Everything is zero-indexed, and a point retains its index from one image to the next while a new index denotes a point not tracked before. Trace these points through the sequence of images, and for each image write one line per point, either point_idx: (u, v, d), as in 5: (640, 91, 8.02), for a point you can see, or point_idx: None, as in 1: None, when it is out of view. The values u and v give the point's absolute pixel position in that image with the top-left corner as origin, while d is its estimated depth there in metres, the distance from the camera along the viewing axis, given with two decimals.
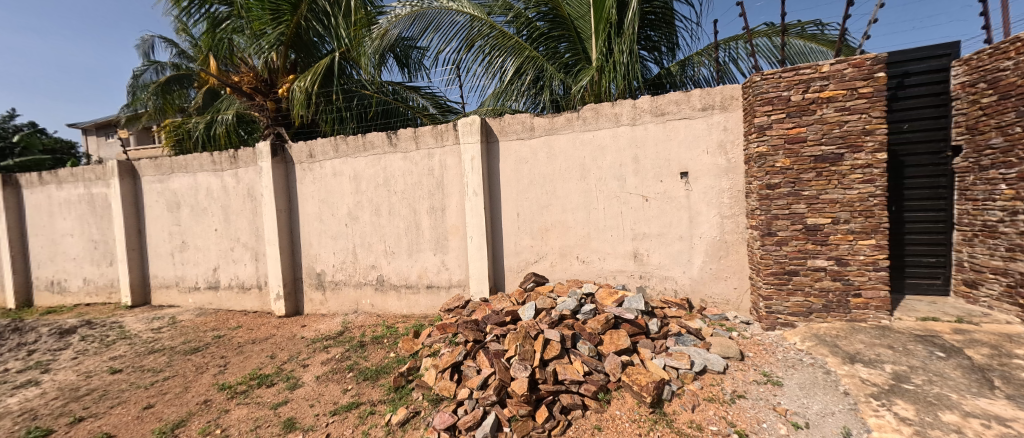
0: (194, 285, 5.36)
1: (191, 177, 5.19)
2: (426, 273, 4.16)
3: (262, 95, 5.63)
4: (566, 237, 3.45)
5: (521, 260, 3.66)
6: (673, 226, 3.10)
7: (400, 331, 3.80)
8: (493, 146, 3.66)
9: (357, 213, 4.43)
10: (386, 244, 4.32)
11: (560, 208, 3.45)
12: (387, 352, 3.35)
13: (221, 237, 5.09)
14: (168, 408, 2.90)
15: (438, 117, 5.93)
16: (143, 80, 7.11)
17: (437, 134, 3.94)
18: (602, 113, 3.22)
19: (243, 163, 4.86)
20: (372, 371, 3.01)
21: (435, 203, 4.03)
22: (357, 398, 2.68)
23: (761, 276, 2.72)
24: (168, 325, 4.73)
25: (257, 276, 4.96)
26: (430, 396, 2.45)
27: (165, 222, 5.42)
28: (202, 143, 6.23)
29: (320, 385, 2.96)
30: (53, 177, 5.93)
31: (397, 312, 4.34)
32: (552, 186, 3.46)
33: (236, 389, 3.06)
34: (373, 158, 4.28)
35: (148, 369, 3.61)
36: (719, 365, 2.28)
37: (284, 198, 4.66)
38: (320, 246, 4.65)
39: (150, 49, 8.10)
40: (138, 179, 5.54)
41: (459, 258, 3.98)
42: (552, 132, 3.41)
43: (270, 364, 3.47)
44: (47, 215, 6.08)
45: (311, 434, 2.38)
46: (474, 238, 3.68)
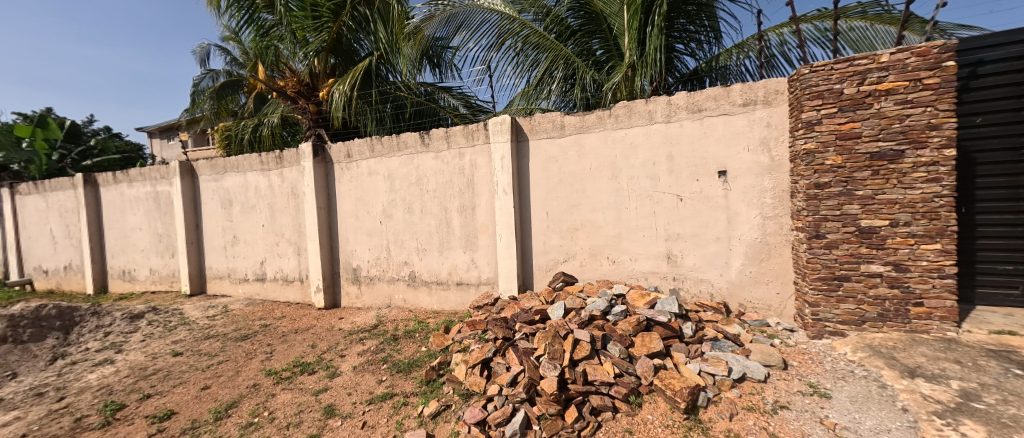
0: (244, 277, 5.76)
1: (241, 176, 5.57)
2: (456, 270, 4.24)
3: (304, 99, 6.01)
4: (597, 237, 3.40)
5: (550, 259, 3.65)
6: (709, 227, 2.98)
7: (431, 326, 3.90)
8: (523, 145, 3.67)
9: (391, 211, 4.59)
10: (418, 241, 4.44)
11: (590, 207, 3.41)
12: (419, 346, 3.46)
13: (268, 232, 5.42)
14: (221, 390, 3.14)
15: (469, 117, 6.02)
16: (201, 87, 7.70)
17: (468, 134, 4.00)
18: (635, 110, 3.14)
19: (288, 163, 5.15)
20: (405, 364, 3.11)
21: (465, 202, 4.10)
22: (391, 389, 2.78)
23: (806, 281, 2.56)
24: (221, 313, 5.11)
25: (299, 269, 5.25)
26: (460, 391, 2.50)
27: (219, 218, 5.85)
28: (251, 145, 6.69)
29: (356, 375, 3.10)
30: (124, 176, 6.55)
31: (428, 307, 4.45)
32: (582, 185, 3.42)
33: (281, 375, 3.27)
34: (407, 158, 4.41)
35: (205, 353, 3.92)
36: (760, 373, 2.17)
37: (323, 196, 4.90)
38: (357, 242, 4.85)
39: (207, 58, 8.76)
40: (196, 178, 6.00)
41: (488, 256, 4.02)
42: (583, 131, 3.37)
43: (311, 353, 3.67)
44: (120, 210, 6.72)
45: (347, 421, 2.50)
46: (503, 236, 3.71)
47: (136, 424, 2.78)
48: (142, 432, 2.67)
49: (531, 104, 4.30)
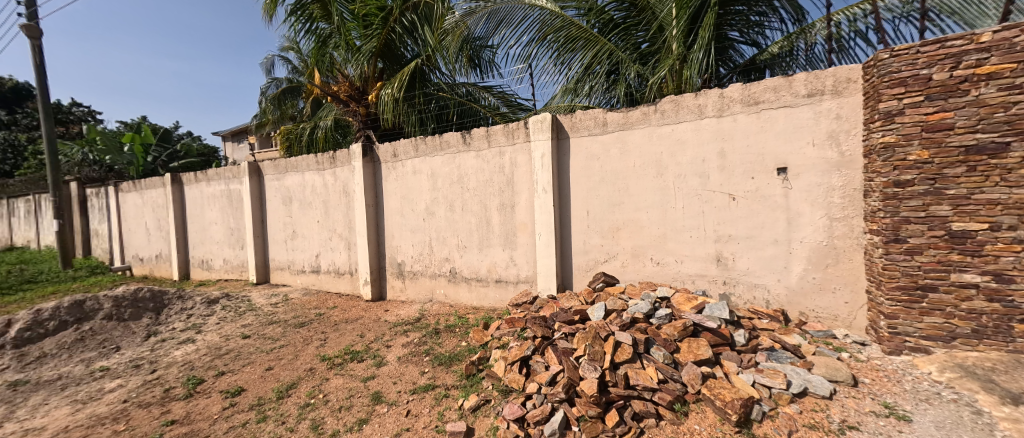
0: (301, 269, 6.21)
1: (300, 175, 6.00)
2: (495, 268, 4.28)
3: (355, 102, 6.32)
4: (640, 237, 3.29)
5: (591, 259, 3.58)
6: (766, 229, 2.78)
7: (471, 322, 3.98)
8: (563, 143, 3.63)
9: (433, 208, 4.73)
10: (459, 238, 4.55)
11: (633, 206, 3.30)
12: (459, 341, 3.54)
13: (322, 228, 5.80)
14: (283, 371, 3.42)
15: (509, 116, 6.06)
16: (266, 94, 8.38)
17: (508, 133, 4.02)
18: (683, 104, 2.99)
19: (340, 163, 5.48)
20: (446, 358, 3.20)
21: (505, 200, 4.13)
22: (433, 381, 2.87)
23: (882, 290, 2.30)
24: (282, 301, 5.56)
25: (349, 263, 5.57)
26: (499, 386, 2.53)
27: (280, 214, 6.35)
28: (308, 146, 7.18)
29: (401, 365, 3.24)
30: (203, 176, 7.32)
31: (468, 303, 4.55)
32: (625, 183, 3.32)
33: (333, 361, 3.49)
34: (449, 157, 4.52)
35: (269, 337, 4.29)
36: (825, 389, 1.98)
37: (372, 194, 5.16)
38: (401, 238, 5.06)
39: (272, 67, 9.52)
40: (261, 178, 6.56)
41: (527, 255, 4.02)
42: (627, 127, 3.26)
43: (360, 342, 3.88)
44: (200, 206, 7.51)
45: (392, 408, 2.61)
46: (542, 235, 3.71)
47: (212, 397, 3.10)
48: (216, 405, 2.97)
49: (572, 101, 4.26)
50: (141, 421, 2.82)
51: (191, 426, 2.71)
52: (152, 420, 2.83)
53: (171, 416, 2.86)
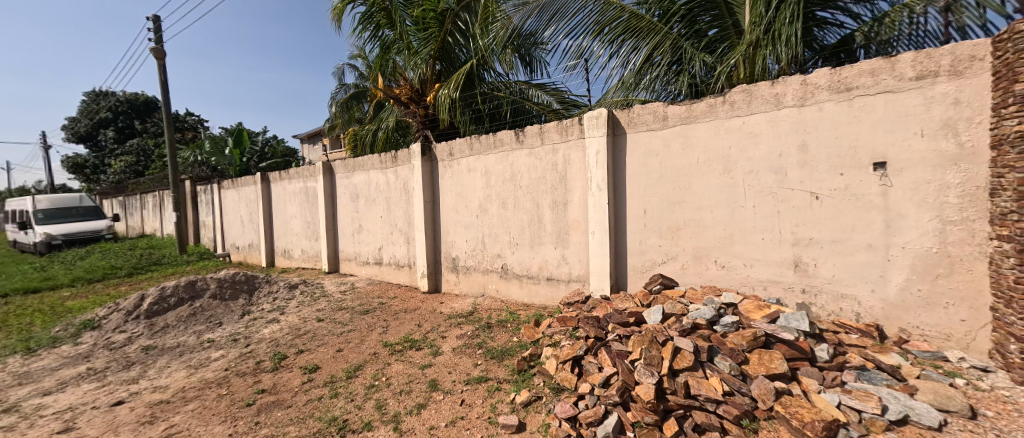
0: (366, 260, 6.69)
1: (366, 173, 6.45)
2: (547, 265, 4.27)
3: (415, 104, 6.67)
4: (703, 238, 3.08)
5: (647, 260, 3.43)
6: (856, 232, 2.46)
7: (522, 318, 4.02)
8: (620, 139, 3.51)
9: (486, 206, 4.82)
10: (511, 235, 4.59)
11: (696, 205, 3.09)
12: (511, 336, 3.59)
13: (385, 223, 6.19)
14: (351, 353, 3.71)
15: (562, 112, 5.99)
16: (335, 99, 9.05)
17: (562, 129, 3.98)
18: (756, 95, 2.74)
19: (401, 161, 5.79)
20: (498, 352, 3.27)
21: (557, 198, 4.09)
22: (485, 373, 2.94)
23: (1014, 308, 1.92)
24: (350, 290, 6.03)
25: (408, 256, 5.88)
26: (550, 384, 2.53)
27: (348, 209, 6.88)
28: (372, 146, 7.68)
29: (456, 356, 3.36)
30: (285, 175, 8.15)
31: (519, 300, 4.58)
32: (687, 181, 3.12)
33: (395, 347, 3.72)
34: (502, 155, 4.58)
35: (339, 322, 4.68)
36: (933, 420, 1.71)
37: (429, 191, 5.40)
38: (456, 234, 5.23)
39: (342, 75, 10.30)
40: (333, 176, 7.15)
41: (580, 253, 3.95)
42: (690, 121, 3.06)
43: (418, 331, 4.10)
44: (282, 202, 8.38)
45: (448, 396, 2.72)
46: (596, 233, 3.65)
47: (293, 372, 3.46)
48: (297, 379, 3.31)
49: (628, 95, 4.10)
50: (239, 388, 3.23)
51: (277, 396, 3.04)
52: (246, 388, 3.23)
53: (261, 385, 3.24)
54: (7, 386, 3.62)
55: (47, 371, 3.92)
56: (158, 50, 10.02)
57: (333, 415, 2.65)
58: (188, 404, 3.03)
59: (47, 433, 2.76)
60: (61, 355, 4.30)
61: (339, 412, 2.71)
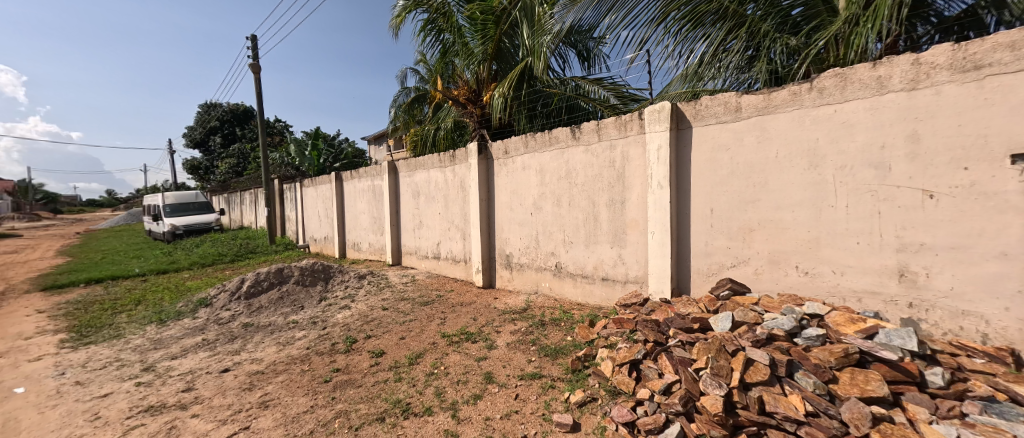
0: (425, 254, 7.02)
1: (426, 172, 6.77)
2: (602, 265, 4.16)
3: (472, 104, 6.90)
4: (781, 240, 2.81)
5: (714, 263, 3.21)
6: (983, 237, 2.04)
7: (576, 317, 3.96)
8: (684, 134, 3.31)
9: (541, 203, 4.82)
10: (565, 234, 4.54)
11: (773, 204, 2.82)
12: (565, 335, 3.56)
13: (443, 219, 6.45)
14: (413, 342, 3.93)
15: (620, 108, 5.78)
16: (398, 102, 9.58)
17: (620, 125, 3.83)
18: (852, 79, 2.41)
19: (459, 160, 5.98)
20: (552, 349, 3.26)
21: (614, 196, 3.96)
22: (539, 370, 2.94)
23: None
24: (411, 281, 6.39)
25: (464, 251, 6.08)
26: (606, 386, 2.46)
27: (410, 206, 7.27)
28: (432, 146, 8.04)
29: (510, 351, 3.41)
30: (356, 174, 8.83)
31: (572, 299, 4.52)
32: (763, 177, 2.86)
33: (452, 339, 3.86)
34: (558, 152, 4.54)
35: (401, 311, 4.97)
36: None
37: (485, 189, 5.53)
38: (510, 231, 5.29)
39: (405, 78, 10.88)
40: (396, 175, 7.61)
41: (638, 254, 3.79)
42: (768, 112, 2.79)
43: (473, 324, 4.22)
44: (353, 199, 9.10)
45: (503, 389, 2.77)
46: (656, 233, 3.49)
47: (362, 354, 3.75)
48: (366, 361, 3.58)
49: (694, 87, 3.86)
50: (318, 365, 3.58)
51: (349, 375, 3.31)
52: (324, 366, 3.56)
53: (336, 365, 3.55)
54: (146, 349, 4.37)
55: (173, 339, 4.66)
56: (256, 65, 11.40)
57: (398, 398, 2.83)
58: (278, 376, 3.42)
59: (174, 391, 3.28)
60: (183, 327, 5.09)
61: (402, 395, 2.88)
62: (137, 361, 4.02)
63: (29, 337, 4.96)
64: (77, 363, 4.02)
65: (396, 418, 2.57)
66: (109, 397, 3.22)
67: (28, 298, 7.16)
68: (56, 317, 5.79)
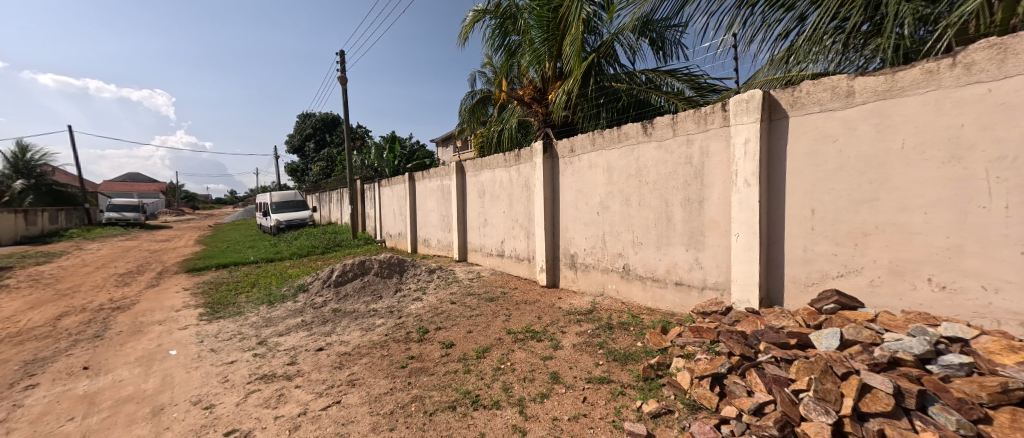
0: (490, 252, 7.19)
1: (491, 172, 6.93)
2: (675, 269, 3.89)
3: (537, 103, 6.97)
4: (906, 247, 2.38)
5: (815, 272, 2.83)
6: None
7: (646, 323, 3.76)
8: (778, 125, 2.97)
9: (608, 202, 4.66)
10: (635, 234, 4.34)
11: (896, 204, 2.40)
12: (635, 340, 3.40)
13: (507, 218, 6.56)
14: (479, 336, 4.06)
15: (697, 99, 5.52)
16: (464, 105, 9.93)
17: (699, 118, 3.55)
18: (1016, 49, 1.93)
19: (523, 159, 6.03)
20: (621, 355, 3.13)
21: (689, 195, 3.69)
22: (608, 375, 2.84)
23: None
24: (477, 278, 6.60)
25: (528, 250, 6.11)
26: (683, 399, 2.29)
27: (476, 205, 7.51)
28: (497, 146, 8.22)
29: (576, 352, 3.36)
30: (427, 174, 9.36)
31: (641, 303, 4.31)
32: (883, 173, 2.44)
33: (517, 336, 3.91)
34: (628, 149, 4.34)
35: (468, 306, 5.15)
36: None
37: (550, 188, 5.50)
38: (575, 230, 5.20)
39: (472, 82, 11.28)
40: (463, 175, 7.90)
41: (718, 258, 3.48)
42: (890, 96, 2.38)
43: (538, 323, 4.23)
44: (424, 198, 9.64)
45: (570, 391, 2.72)
46: (741, 236, 3.17)
47: (433, 345, 3.96)
48: (437, 351, 3.77)
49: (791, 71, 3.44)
50: (395, 351, 3.86)
51: (422, 363, 3.52)
52: (400, 353, 3.83)
53: (411, 352, 3.80)
54: (260, 325, 5.09)
55: (279, 318, 5.37)
56: (343, 77, 12.67)
57: (467, 389, 2.93)
58: (362, 358, 3.75)
59: (282, 363, 3.77)
60: (287, 308, 5.85)
61: (471, 386, 2.98)
62: (253, 335, 4.69)
63: (177, 310, 6.07)
64: (212, 333, 4.82)
65: (466, 408, 2.67)
66: (234, 364, 3.81)
67: (176, 278, 8.75)
68: (195, 295, 7.00)
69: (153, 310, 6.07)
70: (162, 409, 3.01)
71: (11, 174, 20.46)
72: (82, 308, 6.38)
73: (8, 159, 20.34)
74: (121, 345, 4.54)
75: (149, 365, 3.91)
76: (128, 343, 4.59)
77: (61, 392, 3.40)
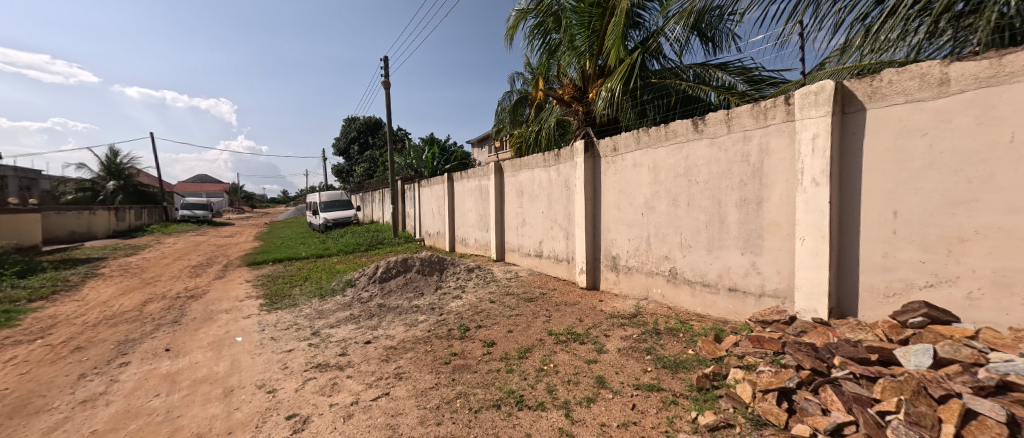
0: (528, 252, 7.17)
1: (530, 172, 6.91)
2: (728, 273, 3.67)
3: (578, 101, 6.87)
4: (1015, 255, 2.07)
5: (897, 281, 2.55)
6: None
7: (696, 329, 3.57)
8: (853, 118, 2.70)
9: (654, 203, 4.48)
10: (683, 236, 4.14)
11: (1003, 206, 2.09)
12: (685, 348, 3.24)
13: (546, 218, 6.51)
14: (520, 336, 4.05)
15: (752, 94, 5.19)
16: (502, 106, 9.99)
17: (757, 113, 3.32)
18: None
19: (564, 159, 5.96)
20: (671, 362, 2.99)
21: (746, 195, 3.46)
22: (658, 382, 2.72)
23: None
24: (515, 277, 6.60)
25: (568, 251, 6.02)
26: (745, 414, 2.12)
27: (514, 205, 7.53)
28: (535, 146, 8.18)
29: (622, 357, 3.26)
30: (466, 174, 9.50)
31: (689, 309, 4.10)
32: (984, 170, 2.15)
33: (559, 338, 3.85)
34: (676, 147, 4.15)
35: (507, 305, 5.16)
36: None
37: (591, 188, 5.40)
38: (618, 231, 5.05)
39: (511, 83, 11.34)
40: (502, 175, 7.94)
41: (779, 263, 3.24)
42: (994, 82, 2.08)
43: (580, 325, 4.15)
44: (462, 198, 9.80)
45: (617, 397, 2.63)
46: (807, 239, 2.92)
47: (475, 342, 4.01)
48: (479, 349, 3.81)
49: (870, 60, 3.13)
50: (438, 348, 3.94)
51: (465, 360, 3.56)
52: (443, 349, 3.91)
53: (453, 349, 3.86)
54: (313, 317, 5.41)
55: (330, 311, 5.67)
56: (387, 82, 13.22)
57: (511, 388, 2.93)
58: (407, 352, 3.87)
59: (334, 354, 3.97)
60: (336, 302, 6.17)
61: (515, 386, 2.97)
62: (308, 326, 4.99)
63: (241, 300, 6.59)
64: (271, 323, 5.18)
65: (511, 408, 2.66)
66: (292, 352, 4.07)
67: (239, 270, 9.51)
68: (255, 287, 7.57)
69: (221, 300, 6.63)
70: (232, 391, 3.26)
71: (105, 176, 23.17)
72: (162, 295, 7.09)
73: (103, 162, 23.04)
74: (196, 331, 5.00)
75: (219, 349, 4.28)
76: (201, 329, 5.05)
77: (148, 370, 3.80)
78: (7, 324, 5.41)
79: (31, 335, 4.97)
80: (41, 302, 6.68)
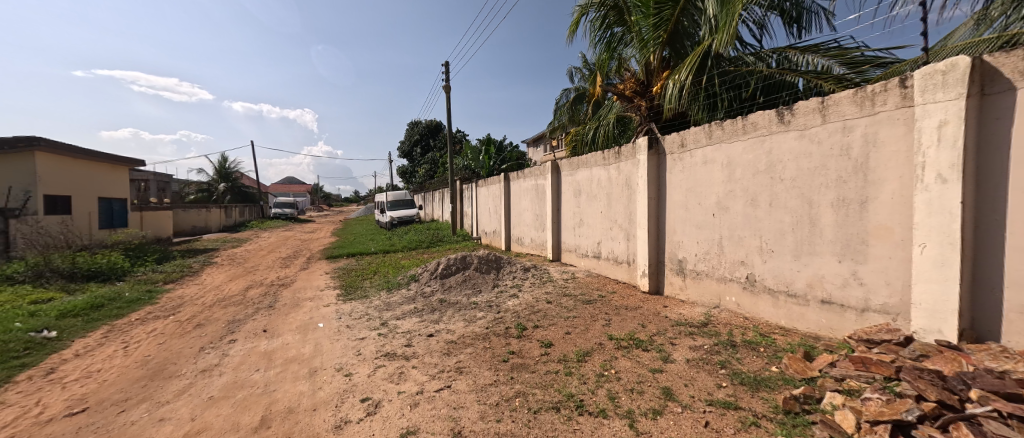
0: (586, 253, 6.99)
1: (589, 170, 6.73)
2: (821, 283, 3.24)
3: (640, 96, 6.55)
4: None
5: None
6: None
7: (781, 345, 3.19)
8: (997, 101, 2.22)
9: (728, 203, 4.10)
10: (762, 240, 3.74)
11: None
12: (767, 364, 2.90)
13: (605, 218, 6.29)
14: (579, 338, 3.95)
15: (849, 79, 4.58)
16: (559, 104, 9.88)
17: (862, 99, 2.88)
18: None
19: (625, 157, 5.70)
20: (750, 379, 2.70)
21: (845, 194, 3.01)
22: (735, 400, 2.47)
23: None
24: (572, 278, 6.48)
25: (628, 252, 5.77)
26: None
27: (571, 204, 7.40)
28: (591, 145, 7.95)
29: (691, 368, 3.02)
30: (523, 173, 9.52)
31: (771, 321, 3.69)
32: None
33: (620, 343, 3.69)
34: (756, 141, 3.76)
35: (564, 306, 5.07)
36: None
37: (654, 186, 5.10)
38: (685, 234, 4.71)
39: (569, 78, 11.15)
40: (559, 174, 7.83)
41: (888, 273, 2.77)
42: None
43: (642, 331, 3.93)
44: (519, 197, 9.83)
45: (687, 412, 2.44)
46: (929, 246, 2.46)
47: (532, 342, 3.99)
48: (537, 350, 3.77)
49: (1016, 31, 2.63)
50: (495, 345, 3.99)
51: (522, 359, 3.55)
52: (501, 346, 3.94)
53: (510, 347, 3.88)
54: (381, 308, 5.79)
55: (396, 304, 6.02)
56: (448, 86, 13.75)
57: (570, 392, 2.86)
58: (467, 347, 3.97)
59: (400, 344, 4.20)
60: (401, 295, 6.54)
61: (575, 390, 2.89)
62: (376, 317, 5.35)
63: (321, 289, 7.27)
64: (346, 312, 5.63)
65: (570, 411, 2.60)
66: (364, 340, 4.39)
67: (319, 262, 10.51)
68: (332, 278, 8.30)
69: (305, 289, 7.37)
70: (315, 371, 3.60)
71: (217, 178, 27.07)
72: (259, 283, 8.07)
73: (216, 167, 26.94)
74: (286, 315, 5.61)
75: (304, 333, 4.75)
76: (290, 314, 5.65)
77: (250, 347, 4.33)
78: (149, 301, 6.53)
79: (165, 312, 5.94)
80: (172, 284, 7.96)
